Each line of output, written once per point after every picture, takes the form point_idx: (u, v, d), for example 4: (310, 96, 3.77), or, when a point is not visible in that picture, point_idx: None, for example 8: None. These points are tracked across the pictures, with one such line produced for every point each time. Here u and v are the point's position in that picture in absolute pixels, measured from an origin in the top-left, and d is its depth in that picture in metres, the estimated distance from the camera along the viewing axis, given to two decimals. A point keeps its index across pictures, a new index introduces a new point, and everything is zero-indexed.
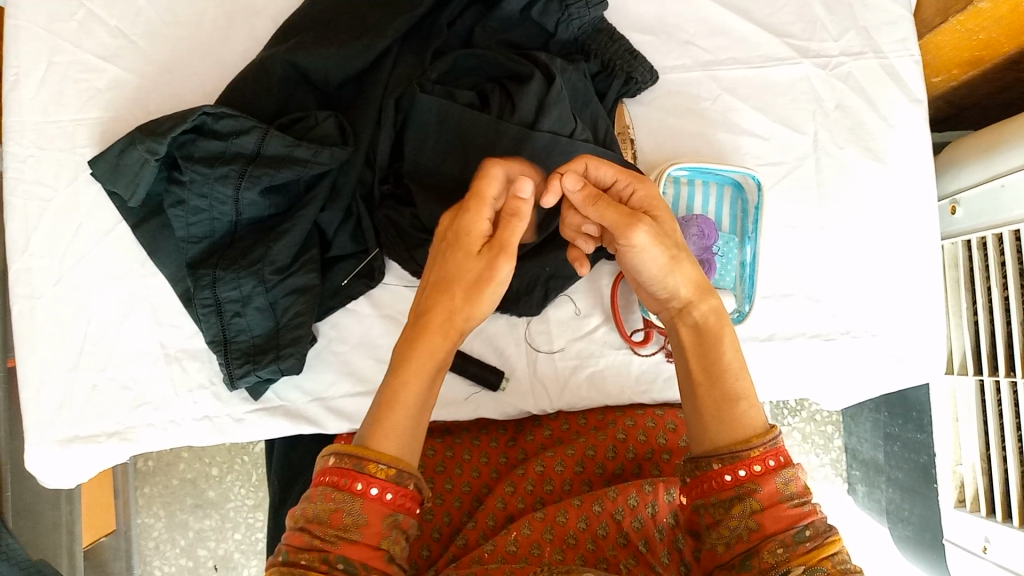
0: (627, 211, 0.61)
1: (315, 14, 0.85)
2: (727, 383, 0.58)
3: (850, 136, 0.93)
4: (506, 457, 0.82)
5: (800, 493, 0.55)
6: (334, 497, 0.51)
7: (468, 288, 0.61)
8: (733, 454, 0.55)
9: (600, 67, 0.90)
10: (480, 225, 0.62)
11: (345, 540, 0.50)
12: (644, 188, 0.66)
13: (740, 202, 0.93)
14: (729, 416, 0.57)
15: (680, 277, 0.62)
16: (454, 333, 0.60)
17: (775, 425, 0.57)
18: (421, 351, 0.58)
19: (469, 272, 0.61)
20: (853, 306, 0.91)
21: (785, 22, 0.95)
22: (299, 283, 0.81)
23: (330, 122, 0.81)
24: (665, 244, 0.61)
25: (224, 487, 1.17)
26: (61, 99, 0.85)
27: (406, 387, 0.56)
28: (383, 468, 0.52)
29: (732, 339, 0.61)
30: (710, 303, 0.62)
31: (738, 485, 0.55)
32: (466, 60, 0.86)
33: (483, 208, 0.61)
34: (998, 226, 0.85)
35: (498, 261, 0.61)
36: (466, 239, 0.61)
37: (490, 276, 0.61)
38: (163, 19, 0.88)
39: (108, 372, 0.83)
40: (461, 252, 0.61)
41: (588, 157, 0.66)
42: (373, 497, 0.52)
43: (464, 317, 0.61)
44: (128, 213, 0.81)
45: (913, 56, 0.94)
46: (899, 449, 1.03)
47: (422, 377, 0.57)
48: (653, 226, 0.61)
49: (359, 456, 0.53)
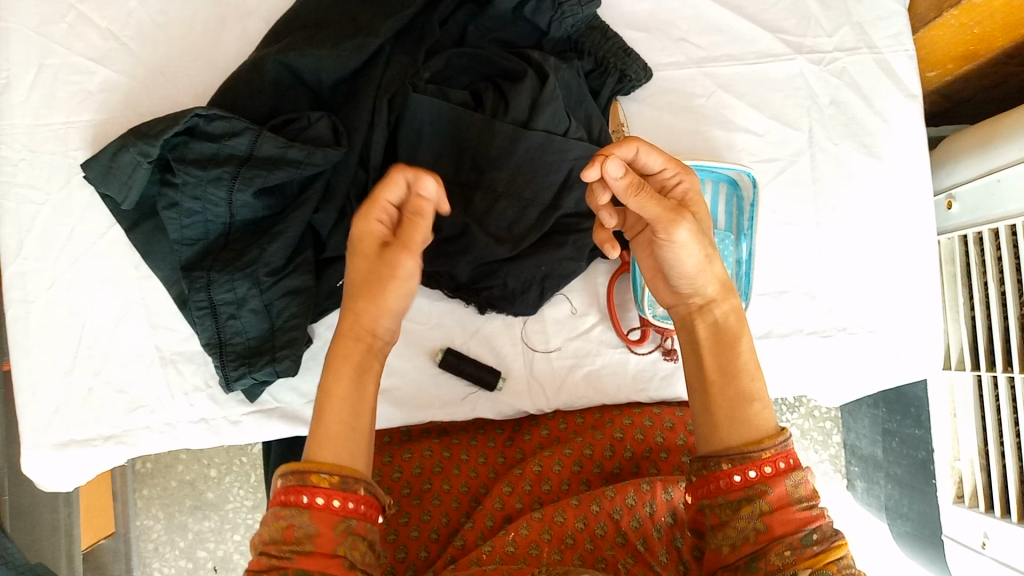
0: (674, 205, 0.60)
1: (307, 14, 0.85)
2: (744, 384, 0.58)
3: (845, 132, 0.93)
4: (503, 457, 0.82)
5: (809, 497, 0.54)
6: (284, 514, 0.50)
7: (371, 292, 0.58)
8: (744, 455, 0.55)
9: (594, 66, 0.90)
10: (378, 229, 0.59)
11: (300, 554, 0.49)
12: (688, 181, 0.64)
13: (736, 199, 0.92)
14: (742, 416, 0.57)
15: (711, 275, 0.61)
16: (366, 335, 0.58)
17: (786, 428, 0.57)
18: (337, 360, 0.57)
19: (369, 275, 0.58)
20: (850, 302, 0.91)
21: (779, 18, 0.94)
22: (294, 284, 0.80)
23: (323, 123, 0.80)
24: (704, 243, 0.60)
25: (223, 489, 1.16)
26: (53, 102, 0.85)
27: (327, 393, 0.56)
28: (325, 477, 0.52)
29: (749, 340, 0.60)
30: (731, 303, 0.61)
31: (748, 487, 0.54)
32: (459, 59, 0.86)
33: (376, 211, 0.58)
34: (994, 220, 0.85)
35: (400, 261, 0.58)
36: (366, 246, 0.59)
37: (393, 274, 0.58)
38: (154, 20, 0.87)
39: (103, 375, 0.83)
40: (360, 255, 0.59)
41: (643, 141, 0.61)
42: (321, 506, 0.51)
43: (373, 319, 0.58)
44: (122, 216, 0.81)
45: (907, 51, 0.94)
46: (897, 445, 1.04)
47: (345, 386, 0.56)
48: (695, 224, 0.60)
49: (302, 470, 0.52)
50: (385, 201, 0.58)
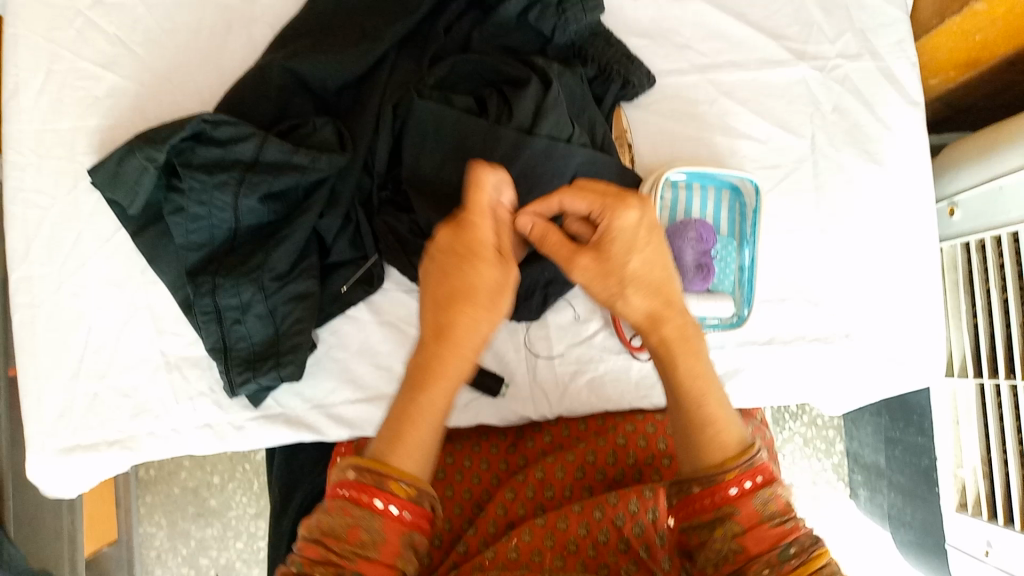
0: (568, 251, 0.65)
1: (311, 22, 0.86)
2: (687, 412, 0.59)
3: (847, 139, 0.94)
4: (506, 464, 0.82)
5: (782, 511, 0.55)
6: (353, 513, 0.53)
7: (490, 300, 0.62)
8: (710, 478, 0.57)
9: (597, 72, 0.90)
10: (491, 238, 0.63)
11: (362, 556, 0.52)
12: (609, 221, 0.63)
13: (738, 206, 0.93)
14: (693, 440, 0.59)
15: (630, 310, 0.64)
16: (476, 349, 0.63)
17: (751, 446, 0.58)
18: (444, 369, 0.61)
19: (488, 286, 0.62)
20: (852, 309, 0.91)
21: (781, 25, 0.95)
22: (299, 290, 0.81)
23: (329, 128, 0.82)
24: (603, 284, 0.64)
25: (225, 496, 1.17)
26: (60, 107, 0.85)
27: (436, 405, 0.59)
28: (404, 487, 0.55)
29: (686, 364, 0.61)
30: (659, 333, 0.63)
31: (718, 508, 0.55)
32: (463, 65, 0.86)
33: (488, 222, 0.63)
34: (997, 228, 0.85)
35: (515, 271, 0.65)
36: (483, 251, 0.63)
37: (507, 285, 0.64)
38: (160, 26, 0.88)
39: (109, 380, 0.83)
40: (475, 265, 0.62)
41: (561, 195, 0.65)
42: (393, 516, 0.54)
43: (484, 334, 0.63)
44: (128, 221, 0.81)
45: (909, 58, 0.94)
46: (901, 453, 1.02)
47: (446, 394, 0.60)
48: (590, 266, 0.64)
49: (379, 473, 0.55)
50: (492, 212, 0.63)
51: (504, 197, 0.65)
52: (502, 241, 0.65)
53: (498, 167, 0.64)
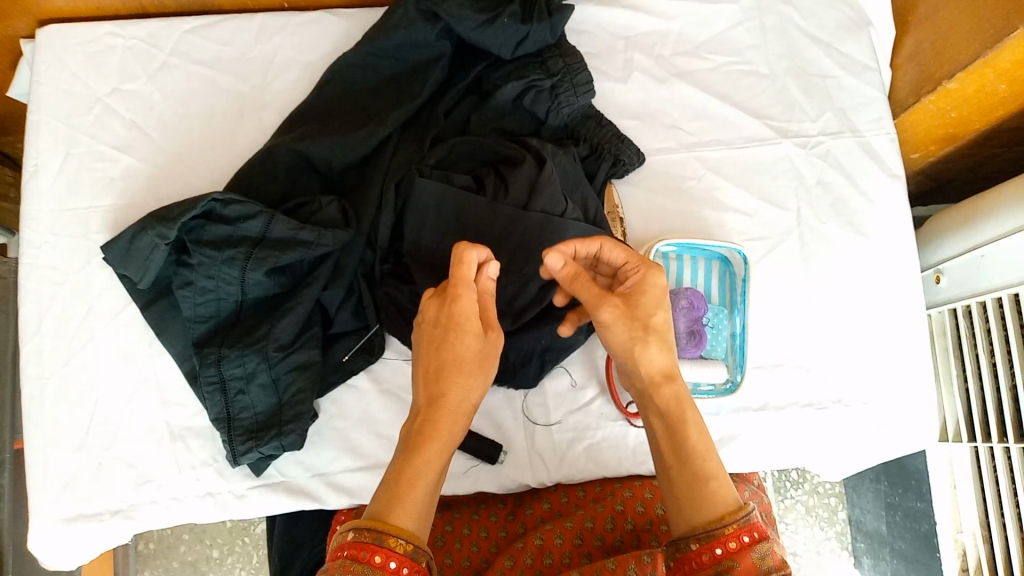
0: (599, 291, 0.68)
1: (318, 105, 0.91)
2: (697, 465, 0.61)
3: (832, 212, 0.98)
4: (505, 531, 0.82)
5: (778, 567, 0.56)
6: (353, 568, 0.54)
7: (478, 368, 0.66)
8: (709, 533, 0.58)
9: (589, 151, 0.95)
10: (473, 308, 0.67)
11: None
12: (645, 272, 0.69)
13: (728, 275, 0.96)
14: (700, 494, 0.60)
15: (646, 358, 0.66)
16: (464, 414, 0.65)
17: (748, 503, 0.59)
18: (440, 436, 0.63)
19: (473, 353, 0.66)
20: (844, 374, 0.93)
21: (764, 106, 1.01)
22: (301, 359, 0.83)
23: (333, 206, 0.85)
24: (627, 326, 0.66)
25: (224, 570, 1.15)
26: (77, 187, 0.90)
27: (430, 465, 0.62)
28: (402, 542, 0.56)
29: (696, 421, 0.64)
30: (673, 388, 0.65)
31: (716, 563, 0.56)
32: (462, 146, 0.91)
33: (471, 292, 0.66)
34: (980, 294, 0.88)
35: (499, 337, 0.68)
36: (472, 325, 0.66)
37: (493, 351, 0.67)
38: (176, 112, 0.93)
39: (113, 450, 0.84)
40: (461, 334, 0.66)
41: (604, 239, 0.71)
42: (391, 570, 0.55)
43: (472, 399, 0.66)
44: (138, 295, 0.84)
45: (888, 134, 0.99)
46: (903, 517, 1.11)
47: (439, 458, 0.62)
48: (618, 307, 0.67)
49: (379, 530, 0.56)
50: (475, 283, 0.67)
51: (490, 271, 0.68)
52: (491, 315, 0.68)
53: (478, 243, 0.67)
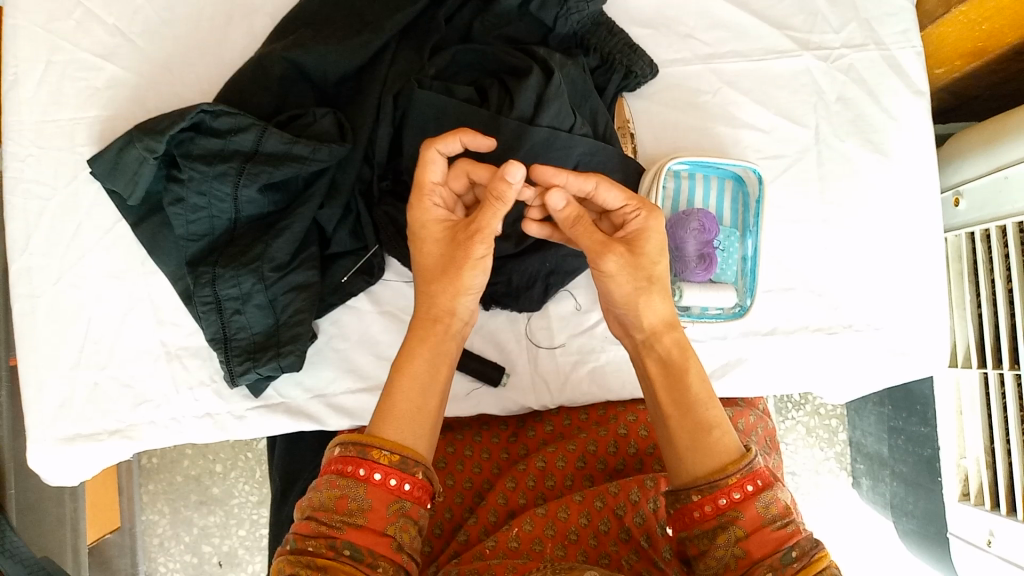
0: (602, 238, 0.65)
1: (310, 11, 0.85)
2: (700, 414, 0.60)
3: (852, 129, 0.93)
4: (507, 453, 0.81)
5: (782, 514, 0.55)
6: (340, 484, 0.53)
7: (442, 273, 0.66)
8: (711, 484, 0.56)
9: (599, 62, 0.90)
10: (434, 213, 0.67)
11: (351, 525, 0.52)
12: (646, 219, 0.66)
13: (741, 196, 0.91)
14: (703, 443, 0.59)
15: (648, 310, 0.65)
16: (443, 317, 0.65)
17: (750, 450, 0.58)
18: (417, 344, 0.63)
19: (436, 259, 0.66)
20: (855, 299, 0.91)
21: (785, 14, 0.94)
22: (298, 280, 0.81)
23: (328, 119, 0.81)
24: (632, 276, 0.65)
25: (228, 484, 1.17)
26: (60, 98, 0.85)
27: (407, 372, 0.61)
28: (386, 454, 0.55)
29: (697, 369, 0.63)
30: (673, 336, 0.65)
31: (720, 514, 0.55)
32: (463, 55, 0.86)
33: (427, 198, 0.66)
34: (1001, 217, 0.85)
35: (471, 244, 0.64)
36: (430, 232, 0.67)
37: (463, 255, 0.65)
38: (161, 16, 0.88)
39: (109, 370, 0.83)
40: (423, 241, 0.67)
41: (602, 177, 0.65)
42: (378, 482, 0.54)
43: (444, 304, 0.65)
44: (128, 211, 0.81)
45: (914, 47, 0.93)
46: (903, 442, 1.04)
47: (419, 365, 0.62)
48: (624, 255, 0.64)
49: (363, 444, 0.55)
50: (434, 187, 0.66)
51: (507, 173, 0.59)
52: (476, 218, 0.64)
53: (442, 137, 0.65)
